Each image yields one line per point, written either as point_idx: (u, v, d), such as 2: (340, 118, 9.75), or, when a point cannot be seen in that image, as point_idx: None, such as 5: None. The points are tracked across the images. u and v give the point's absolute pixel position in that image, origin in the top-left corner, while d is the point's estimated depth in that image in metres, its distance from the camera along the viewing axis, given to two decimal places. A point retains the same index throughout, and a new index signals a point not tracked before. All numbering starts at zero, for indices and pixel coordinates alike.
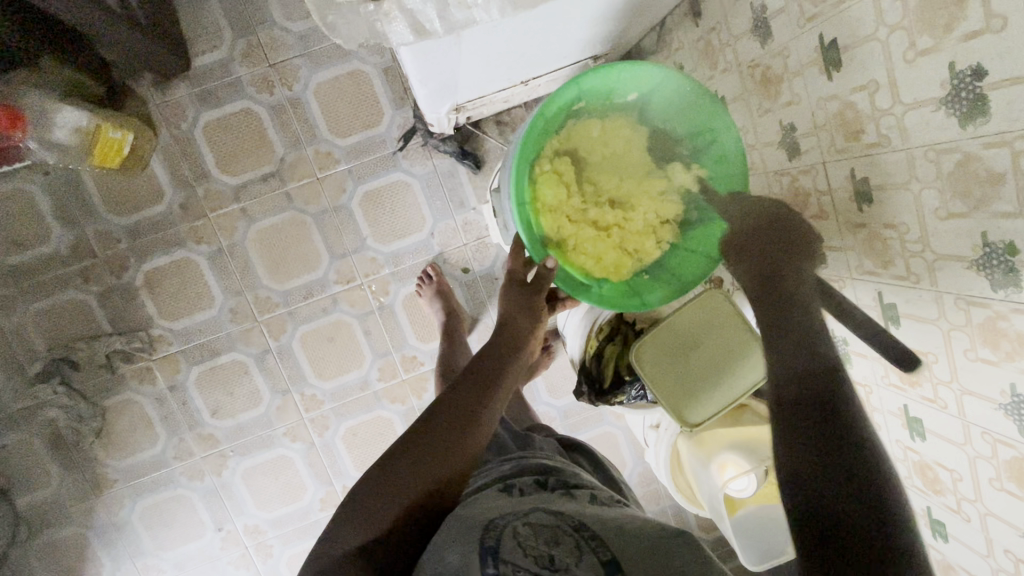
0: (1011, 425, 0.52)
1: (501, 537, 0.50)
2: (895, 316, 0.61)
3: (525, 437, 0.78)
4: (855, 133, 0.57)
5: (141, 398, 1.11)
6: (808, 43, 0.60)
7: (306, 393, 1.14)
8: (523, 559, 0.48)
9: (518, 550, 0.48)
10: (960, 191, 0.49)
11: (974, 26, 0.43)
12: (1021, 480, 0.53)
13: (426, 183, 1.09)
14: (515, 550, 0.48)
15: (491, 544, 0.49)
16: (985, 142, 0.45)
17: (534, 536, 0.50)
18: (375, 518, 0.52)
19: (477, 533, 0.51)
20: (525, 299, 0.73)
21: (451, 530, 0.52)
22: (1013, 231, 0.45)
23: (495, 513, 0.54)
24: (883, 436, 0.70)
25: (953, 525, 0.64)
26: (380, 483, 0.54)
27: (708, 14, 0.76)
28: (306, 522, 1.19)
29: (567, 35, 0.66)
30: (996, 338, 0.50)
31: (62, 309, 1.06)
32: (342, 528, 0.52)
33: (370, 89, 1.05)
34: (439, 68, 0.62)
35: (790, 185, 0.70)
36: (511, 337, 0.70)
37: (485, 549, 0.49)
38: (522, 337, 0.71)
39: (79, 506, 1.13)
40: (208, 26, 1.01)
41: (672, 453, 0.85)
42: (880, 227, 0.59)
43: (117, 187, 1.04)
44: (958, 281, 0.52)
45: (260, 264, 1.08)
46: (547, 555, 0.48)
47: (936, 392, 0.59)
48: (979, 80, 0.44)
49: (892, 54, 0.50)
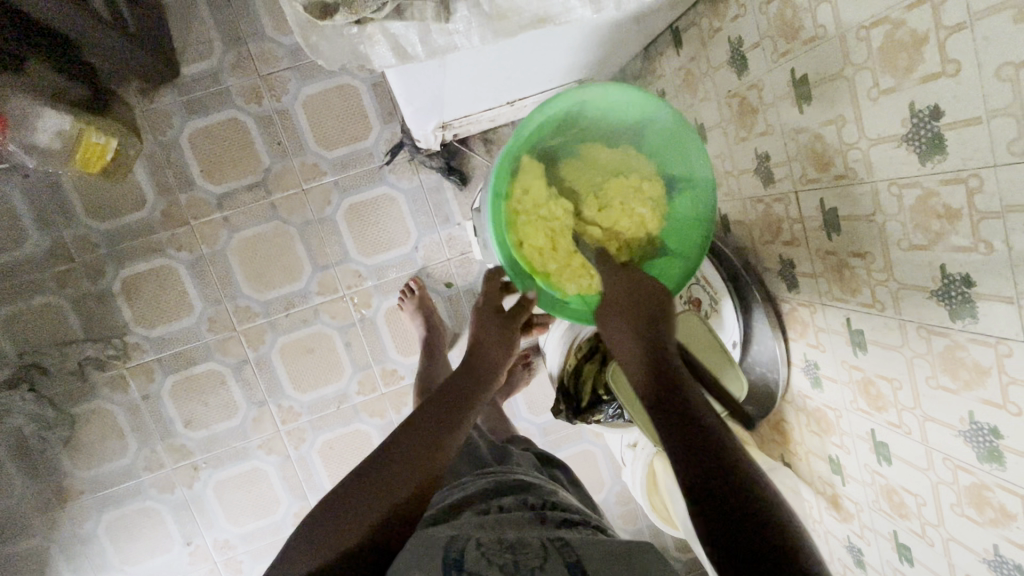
0: (971, 451, 0.53)
1: (464, 549, 0.50)
2: (862, 342, 0.63)
3: (503, 452, 0.79)
4: (824, 164, 0.60)
5: (113, 407, 1.09)
6: (781, 77, 0.62)
7: (283, 405, 1.12)
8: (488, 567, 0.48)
9: (482, 560, 0.49)
10: (920, 224, 0.51)
11: (931, 69, 0.45)
12: (981, 506, 0.54)
13: (412, 198, 1.09)
14: (480, 561, 0.49)
15: (455, 556, 0.50)
16: (942, 179, 0.47)
17: (499, 547, 0.51)
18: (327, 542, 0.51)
19: (439, 547, 0.51)
20: (500, 328, 0.72)
21: (416, 545, 0.52)
22: (970, 265, 0.47)
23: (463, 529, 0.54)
24: (852, 460, 0.72)
25: (918, 549, 0.65)
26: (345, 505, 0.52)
27: (689, 44, 0.78)
28: (277, 538, 1.16)
29: (551, 60, 0.68)
30: (956, 367, 0.52)
31: (34, 314, 1.04)
32: (297, 551, 0.51)
33: (359, 103, 1.06)
34: (425, 88, 0.63)
35: (765, 212, 0.73)
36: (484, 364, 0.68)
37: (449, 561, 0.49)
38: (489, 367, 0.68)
39: (42, 517, 1.09)
40: (198, 36, 1.02)
41: (648, 472, 0.87)
42: (848, 256, 0.60)
43: (98, 192, 1.03)
44: (920, 310, 0.54)
45: (242, 274, 1.08)
46: (511, 562, 0.49)
47: (901, 418, 0.61)
48: (937, 120, 0.46)
49: (858, 92, 0.53)
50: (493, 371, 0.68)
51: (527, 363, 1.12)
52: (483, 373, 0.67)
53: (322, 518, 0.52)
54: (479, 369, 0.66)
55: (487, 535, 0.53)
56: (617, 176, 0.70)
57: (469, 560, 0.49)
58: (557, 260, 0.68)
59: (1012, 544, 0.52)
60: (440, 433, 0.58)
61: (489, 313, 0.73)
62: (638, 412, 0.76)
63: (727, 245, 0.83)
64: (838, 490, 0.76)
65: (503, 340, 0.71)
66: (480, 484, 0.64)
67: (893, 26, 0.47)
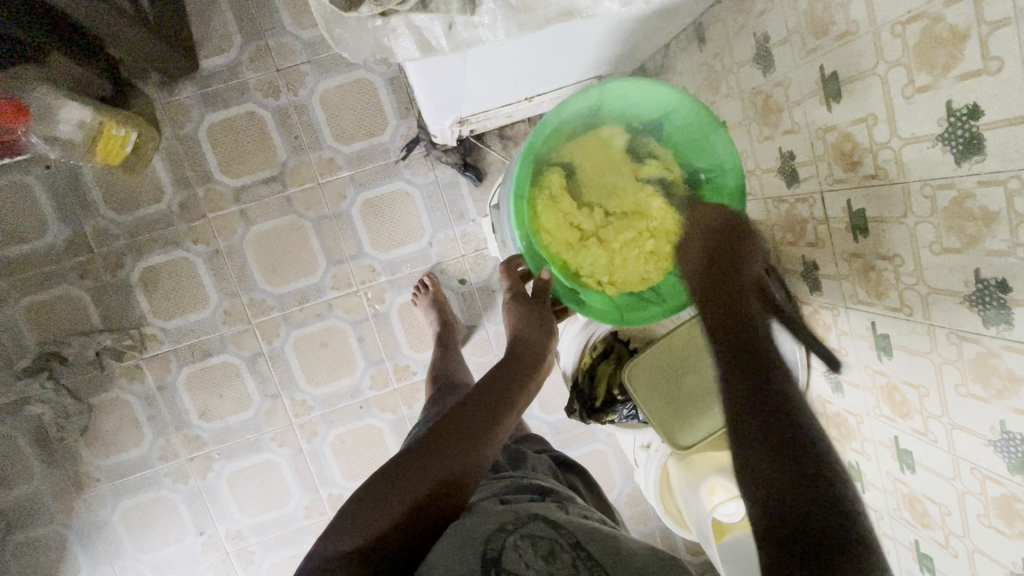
0: (1001, 461, 0.52)
1: (502, 549, 0.49)
2: (888, 347, 0.62)
3: (519, 455, 0.77)
4: (853, 164, 0.58)
5: (129, 396, 1.10)
6: (809, 74, 0.61)
7: (296, 399, 1.13)
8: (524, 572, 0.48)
9: (521, 561, 0.48)
10: (953, 226, 0.49)
11: (972, 67, 0.43)
12: (1010, 518, 0.53)
13: (427, 193, 1.09)
14: (516, 561, 0.48)
15: (493, 557, 0.49)
16: (980, 180, 0.45)
17: (533, 548, 0.50)
18: (370, 524, 0.54)
19: (478, 544, 0.50)
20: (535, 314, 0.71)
21: (450, 544, 0.51)
22: (1006, 269, 0.46)
23: (495, 525, 0.53)
24: (873, 466, 0.70)
25: (941, 559, 0.64)
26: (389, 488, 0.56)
27: (713, 39, 0.76)
28: (289, 530, 1.17)
29: (572, 54, 0.67)
30: (988, 375, 0.50)
31: (55, 304, 1.05)
32: (344, 529, 0.54)
33: (376, 97, 1.05)
34: (445, 82, 0.63)
35: (787, 212, 0.71)
36: (532, 355, 0.69)
37: (487, 562, 0.48)
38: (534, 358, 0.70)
39: (59, 504, 1.11)
40: (217, 29, 1.02)
41: (661, 474, 0.86)
42: (875, 258, 0.59)
43: (118, 184, 1.04)
44: (951, 315, 0.52)
45: (257, 268, 1.08)
46: (548, 568, 0.48)
47: (927, 425, 0.59)
48: (975, 119, 0.44)
49: (891, 90, 0.51)
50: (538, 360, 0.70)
51: None
52: (526, 371, 0.69)
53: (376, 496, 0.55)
54: (524, 360, 0.69)
55: (519, 535, 0.51)
56: (597, 158, 0.69)
57: (506, 559, 0.48)
58: (654, 273, 0.69)
59: None
60: (485, 424, 0.62)
61: (521, 302, 0.72)
62: (655, 412, 0.76)
63: (748, 245, 0.81)
64: (857, 497, 0.75)
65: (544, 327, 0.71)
66: (501, 485, 0.63)
67: (931, 22, 0.46)
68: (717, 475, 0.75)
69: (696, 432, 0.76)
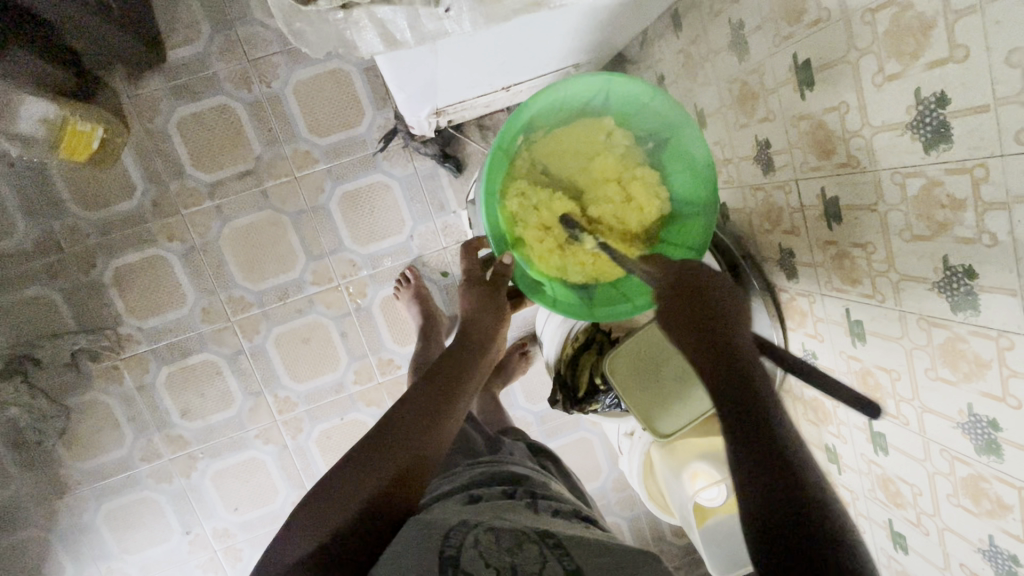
0: (968, 443, 0.53)
1: (462, 545, 0.48)
2: (861, 333, 0.62)
3: (495, 442, 0.76)
4: (826, 152, 0.58)
5: (108, 398, 1.08)
6: (782, 62, 0.60)
7: (279, 395, 1.12)
8: (482, 570, 0.46)
9: (479, 561, 0.46)
10: (923, 215, 0.50)
11: (939, 55, 0.44)
12: (977, 497, 0.54)
13: (407, 186, 1.08)
14: (475, 560, 0.47)
15: (451, 554, 0.47)
16: (947, 168, 0.46)
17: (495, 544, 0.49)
18: (324, 523, 0.51)
19: (437, 540, 0.49)
20: (490, 298, 0.74)
21: (410, 539, 0.49)
22: (972, 256, 0.46)
23: (456, 520, 0.52)
24: (847, 449, 0.72)
25: (913, 537, 0.65)
26: (337, 486, 0.53)
27: (690, 25, 0.76)
28: (276, 526, 1.17)
29: (547, 44, 0.67)
30: (956, 359, 0.51)
31: (25, 306, 1.03)
32: (292, 537, 0.50)
33: (351, 89, 1.03)
34: (418, 74, 0.62)
35: (764, 200, 0.72)
36: (478, 338, 0.70)
37: (445, 561, 0.46)
38: (484, 336, 0.71)
39: (39, 508, 1.09)
40: (185, 19, 0.99)
41: (645, 460, 0.87)
42: (849, 246, 0.59)
43: (86, 181, 1.01)
44: (921, 302, 0.53)
45: (234, 264, 1.06)
46: (509, 565, 0.46)
47: (899, 409, 0.60)
48: (942, 108, 0.44)
49: (862, 78, 0.51)
50: (484, 343, 0.70)
51: (524, 351, 1.11)
52: (473, 352, 0.68)
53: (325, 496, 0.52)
54: (473, 342, 0.69)
55: (482, 532, 0.50)
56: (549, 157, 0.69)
57: (465, 558, 0.47)
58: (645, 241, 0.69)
59: (1007, 535, 0.52)
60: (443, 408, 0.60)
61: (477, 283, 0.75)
62: (634, 402, 0.76)
63: (727, 233, 0.81)
64: (833, 478, 0.77)
65: (496, 310, 0.73)
66: (473, 474, 0.63)
67: (900, 9, 0.46)
68: (700, 461, 0.76)
69: (680, 418, 0.75)
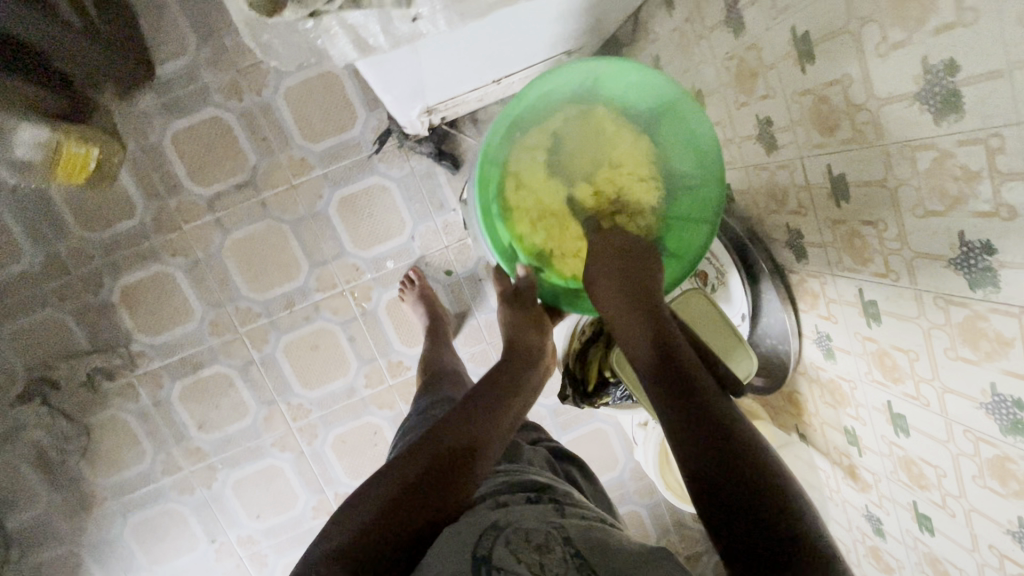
0: (992, 423, 0.51)
1: (493, 546, 0.47)
2: (876, 313, 0.60)
3: (515, 448, 0.75)
4: (830, 128, 0.56)
5: (126, 414, 1.10)
6: (780, 36, 0.58)
7: (293, 403, 1.13)
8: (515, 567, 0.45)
9: (511, 557, 0.46)
10: (936, 190, 0.47)
11: (945, 20, 0.41)
12: (1004, 478, 0.52)
13: (404, 186, 1.06)
14: (507, 557, 0.46)
15: (483, 555, 0.46)
16: (959, 139, 0.43)
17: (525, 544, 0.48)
18: (365, 519, 0.52)
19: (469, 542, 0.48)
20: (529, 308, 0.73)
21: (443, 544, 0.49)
22: (990, 231, 0.44)
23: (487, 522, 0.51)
24: (867, 430, 0.70)
25: (938, 519, 0.64)
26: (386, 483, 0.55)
27: (684, 3, 0.73)
28: (299, 530, 1.19)
29: (535, 33, 0.65)
30: (976, 338, 0.49)
31: (38, 329, 1.04)
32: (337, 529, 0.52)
33: (342, 91, 1.02)
34: (403, 76, 0.61)
35: (768, 180, 0.69)
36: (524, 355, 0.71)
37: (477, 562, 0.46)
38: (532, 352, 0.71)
39: (68, 524, 1.12)
40: (171, 32, 0.98)
41: (660, 450, 0.86)
42: (859, 224, 0.57)
43: (87, 202, 1.01)
44: (938, 280, 0.51)
45: (239, 275, 1.06)
46: (538, 563, 0.46)
47: (919, 390, 0.58)
48: (951, 76, 0.42)
49: (864, 49, 0.48)
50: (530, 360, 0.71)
51: None
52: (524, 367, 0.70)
53: (372, 496, 0.53)
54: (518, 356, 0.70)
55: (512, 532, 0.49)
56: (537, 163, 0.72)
57: (496, 556, 0.46)
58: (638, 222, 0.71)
59: None
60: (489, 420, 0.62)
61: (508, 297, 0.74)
62: (646, 395, 0.74)
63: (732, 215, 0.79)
64: (854, 460, 0.75)
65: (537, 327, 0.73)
66: (494, 482, 0.60)
67: None
68: None
69: None
